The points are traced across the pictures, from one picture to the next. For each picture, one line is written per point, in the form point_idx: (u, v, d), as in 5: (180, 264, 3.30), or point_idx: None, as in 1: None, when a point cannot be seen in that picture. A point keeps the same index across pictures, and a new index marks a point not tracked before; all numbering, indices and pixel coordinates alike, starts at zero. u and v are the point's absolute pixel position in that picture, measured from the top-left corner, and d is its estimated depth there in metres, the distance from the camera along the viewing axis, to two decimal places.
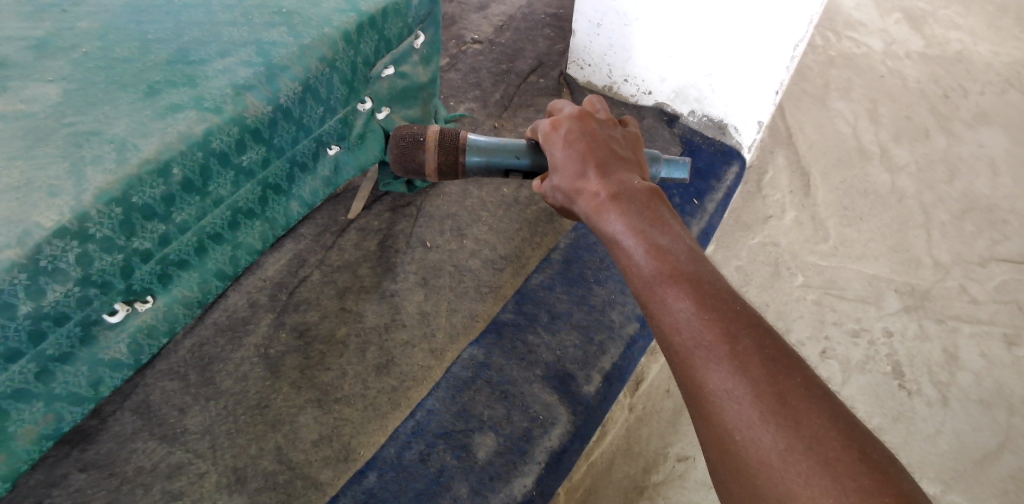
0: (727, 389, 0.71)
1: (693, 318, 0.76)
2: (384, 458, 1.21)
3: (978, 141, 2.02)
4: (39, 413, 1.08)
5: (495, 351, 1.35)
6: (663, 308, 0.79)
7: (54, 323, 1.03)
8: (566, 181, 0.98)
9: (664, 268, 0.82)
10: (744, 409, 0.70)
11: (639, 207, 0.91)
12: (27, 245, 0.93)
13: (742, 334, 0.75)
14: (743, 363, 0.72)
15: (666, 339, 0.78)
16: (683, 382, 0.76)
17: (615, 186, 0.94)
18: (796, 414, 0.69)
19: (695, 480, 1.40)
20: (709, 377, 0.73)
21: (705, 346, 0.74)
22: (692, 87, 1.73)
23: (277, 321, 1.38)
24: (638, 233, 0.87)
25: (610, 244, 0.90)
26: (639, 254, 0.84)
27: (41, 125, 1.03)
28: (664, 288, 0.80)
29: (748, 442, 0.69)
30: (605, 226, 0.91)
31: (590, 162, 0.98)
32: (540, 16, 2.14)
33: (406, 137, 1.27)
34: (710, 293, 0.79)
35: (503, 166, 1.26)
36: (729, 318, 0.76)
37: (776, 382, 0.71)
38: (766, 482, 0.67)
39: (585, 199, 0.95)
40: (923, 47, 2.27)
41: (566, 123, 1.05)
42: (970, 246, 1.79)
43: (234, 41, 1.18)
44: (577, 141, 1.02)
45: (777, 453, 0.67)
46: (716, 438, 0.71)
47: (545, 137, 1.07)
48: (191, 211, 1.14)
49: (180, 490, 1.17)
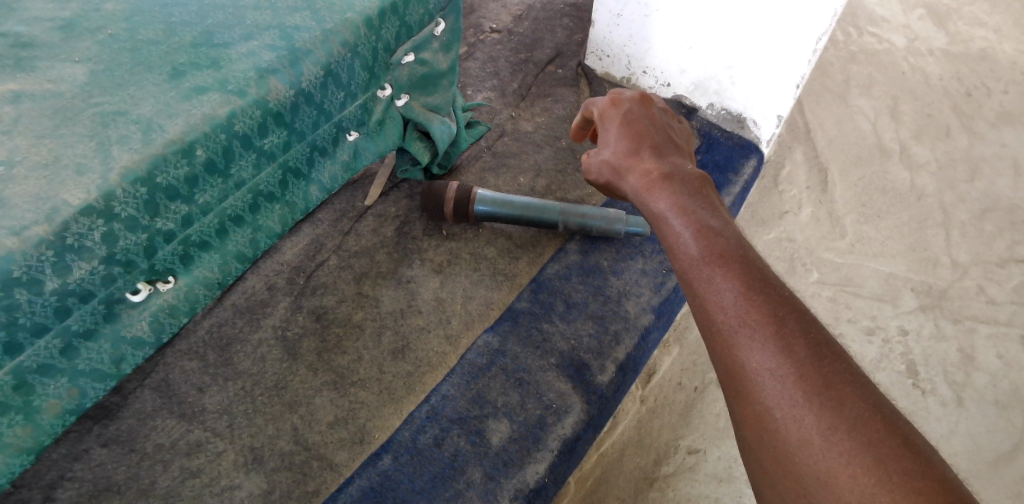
0: (769, 370, 0.69)
1: (741, 299, 0.74)
2: (399, 441, 1.23)
3: (1001, 140, 1.99)
4: (63, 388, 1.10)
5: (511, 339, 1.36)
6: (707, 288, 0.77)
7: (80, 300, 1.04)
8: (615, 156, 1.00)
9: (711, 249, 0.80)
10: (786, 390, 0.68)
11: (689, 190, 0.91)
12: (56, 222, 0.94)
13: (789, 318, 0.72)
14: (787, 345, 0.70)
15: (708, 319, 0.76)
16: (722, 360, 0.74)
17: (666, 169, 0.94)
18: (840, 397, 0.66)
19: (705, 474, 1.42)
20: (752, 355, 0.71)
21: (750, 326, 0.72)
22: (712, 80, 1.72)
23: (295, 304, 1.39)
24: (686, 214, 0.86)
25: (653, 225, 0.90)
26: (685, 234, 0.83)
27: (68, 104, 1.04)
28: (709, 268, 0.78)
29: (788, 422, 0.67)
30: (653, 204, 0.90)
31: (641, 144, 0.99)
32: (559, 6, 2.13)
33: (427, 192, 1.46)
34: (757, 277, 0.77)
35: (507, 216, 1.48)
36: (777, 302, 0.74)
37: (820, 365, 0.68)
38: (804, 459, 0.64)
39: (635, 177, 0.96)
40: (947, 45, 2.24)
41: (626, 103, 1.07)
42: (990, 247, 1.78)
43: (259, 25, 1.19)
44: (636, 120, 1.04)
45: (818, 436, 0.64)
46: (755, 419, 0.69)
47: (599, 115, 1.08)
48: (213, 193, 1.16)
49: (198, 467, 1.18)
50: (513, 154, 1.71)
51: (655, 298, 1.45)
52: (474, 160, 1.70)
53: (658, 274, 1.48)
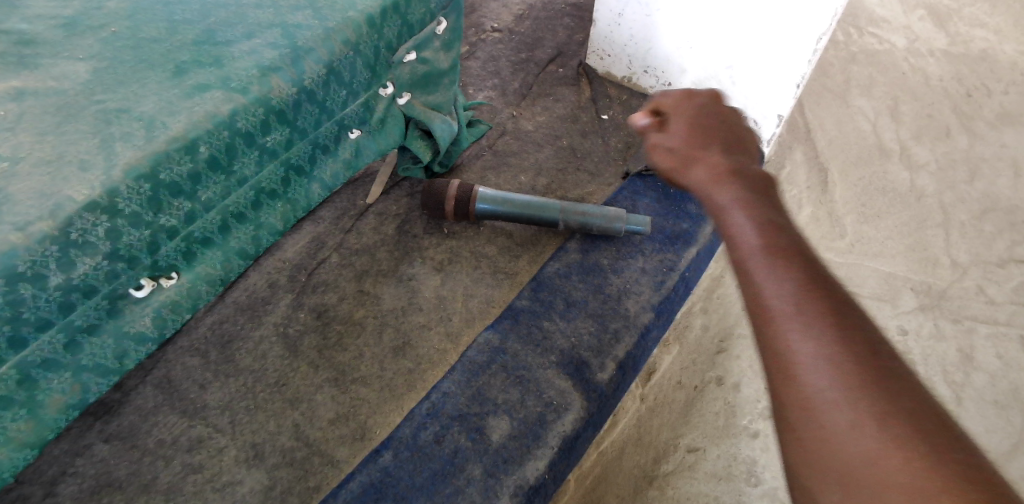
0: (818, 361, 0.64)
1: (799, 288, 0.68)
2: (399, 438, 1.22)
3: (1001, 141, 2.00)
4: (67, 383, 1.11)
5: (511, 336, 1.36)
6: (760, 277, 0.71)
7: (83, 295, 1.05)
8: (680, 148, 0.89)
9: (769, 238, 0.73)
10: (835, 382, 0.63)
11: (760, 189, 0.81)
12: (60, 217, 0.95)
13: (847, 312, 0.67)
14: (841, 339, 0.65)
15: (759, 308, 0.70)
16: (766, 348, 0.69)
17: (736, 165, 0.84)
18: (892, 392, 0.61)
19: (705, 472, 1.41)
20: (802, 345, 0.66)
21: (806, 318, 0.66)
22: (713, 79, 1.72)
23: (296, 301, 1.40)
24: (749, 206, 0.78)
25: (713, 218, 0.81)
26: (745, 223, 0.76)
27: (71, 101, 1.04)
28: (765, 255, 0.71)
29: (833, 415, 0.62)
30: (715, 196, 0.81)
31: (714, 140, 0.89)
32: (560, 6, 2.14)
33: (428, 190, 1.47)
34: (818, 270, 0.70)
35: (506, 215, 1.49)
36: (836, 297, 0.68)
37: (873, 357, 0.63)
38: (849, 451, 0.60)
39: (701, 169, 0.85)
40: (947, 46, 2.25)
41: (702, 97, 0.95)
42: (989, 247, 1.78)
43: (261, 23, 1.20)
44: (710, 116, 0.93)
45: (866, 431, 0.60)
46: (797, 411, 0.64)
47: (665, 104, 0.97)
48: (215, 190, 1.17)
49: (199, 463, 1.19)
50: (514, 152, 1.72)
51: (655, 297, 1.45)
52: (475, 159, 1.70)
53: (658, 273, 1.49)
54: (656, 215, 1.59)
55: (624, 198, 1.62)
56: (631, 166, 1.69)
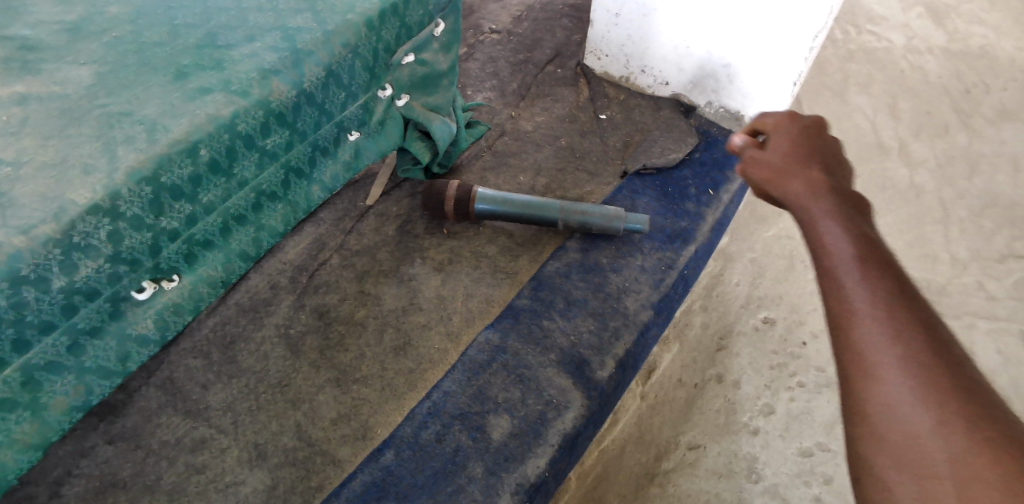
0: (898, 367, 0.69)
1: (881, 298, 0.73)
2: (401, 437, 1.24)
3: (1000, 138, 2.00)
4: (70, 385, 1.12)
5: (511, 335, 1.37)
6: (849, 284, 0.75)
7: (86, 298, 1.06)
8: (778, 162, 0.95)
9: (864, 250, 0.78)
10: (921, 388, 0.67)
11: (854, 209, 0.86)
12: (63, 220, 0.96)
13: (935, 327, 0.71)
14: (928, 350, 0.69)
15: (838, 315, 0.75)
16: (842, 353, 0.74)
17: (837, 183, 0.90)
18: (976, 403, 0.66)
19: (706, 469, 1.42)
20: (880, 353, 0.71)
21: (894, 327, 0.71)
22: (710, 78, 1.73)
23: (298, 303, 1.41)
24: (841, 221, 0.83)
25: (806, 227, 0.86)
26: (841, 235, 0.80)
27: (74, 105, 1.05)
28: (849, 268, 0.77)
29: (917, 419, 0.67)
30: (810, 209, 0.87)
31: (813, 157, 0.95)
32: (558, 7, 2.15)
33: (427, 191, 1.48)
34: (906, 284, 0.75)
35: (505, 215, 1.50)
36: (917, 307, 0.73)
37: (946, 364, 0.68)
38: (922, 451, 0.65)
39: (798, 184, 0.90)
40: (946, 43, 2.26)
41: (803, 119, 1.01)
42: (989, 243, 1.79)
43: (261, 27, 1.21)
44: (811, 137, 0.98)
45: (949, 436, 0.65)
46: (880, 412, 0.69)
47: (772, 123, 1.03)
48: (216, 192, 1.18)
49: (202, 463, 1.20)
50: (514, 153, 1.73)
51: (654, 295, 1.46)
52: (474, 160, 1.71)
53: (657, 271, 1.49)
54: (655, 214, 1.60)
55: (624, 197, 1.63)
56: (629, 165, 1.70)
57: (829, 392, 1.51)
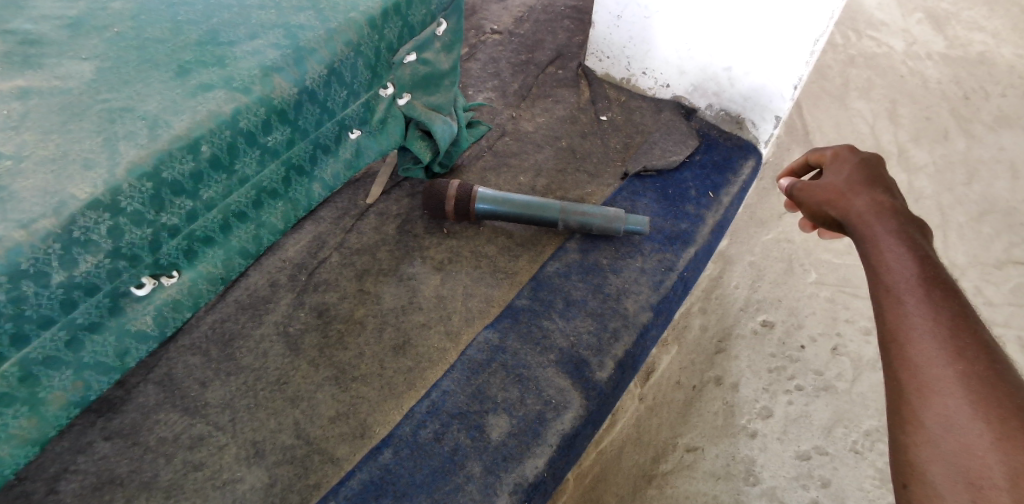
0: (953, 382, 0.76)
1: (938, 320, 0.80)
2: (399, 436, 1.24)
3: (999, 144, 2.01)
4: (68, 380, 1.11)
5: (511, 335, 1.37)
6: (908, 305, 0.83)
7: (85, 293, 1.06)
8: (842, 183, 1.04)
9: (925, 274, 0.85)
10: (979, 404, 0.74)
11: (915, 227, 0.93)
12: (63, 215, 0.95)
13: (995, 351, 0.77)
14: (987, 371, 0.75)
15: (894, 330, 0.83)
16: (897, 365, 0.81)
17: (898, 204, 0.97)
18: None
19: (703, 471, 1.42)
20: (935, 371, 0.78)
21: (950, 346, 0.78)
22: (711, 81, 1.73)
23: (297, 300, 1.40)
24: (904, 241, 0.90)
25: (868, 243, 0.94)
26: (902, 256, 0.88)
27: (76, 101, 1.05)
28: (909, 289, 0.84)
29: (973, 433, 0.73)
30: (874, 226, 0.95)
31: (878, 181, 1.03)
32: (561, 8, 2.15)
33: (427, 190, 1.48)
34: (966, 309, 0.81)
35: (506, 215, 1.50)
36: (974, 330, 0.79)
37: (1002, 383, 0.74)
38: (975, 460, 0.72)
39: (862, 201, 0.99)
40: (945, 49, 2.27)
41: (866, 150, 1.09)
42: (987, 249, 1.79)
43: (263, 24, 1.21)
44: (876, 165, 1.05)
45: (1005, 451, 0.71)
46: (935, 423, 0.76)
47: (831, 155, 1.10)
48: (217, 189, 1.17)
49: (200, 461, 1.20)
50: (514, 153, 1.73)
51: (654, 296, 1.46)
52: (475, 160, 1.71)
53: (657, 273, 1.50)
54: (656, 215, 1.60)
55: (624, 199, 1.63)
56: (630, 166, 1.70)
57: (826, 395, 1.52)
